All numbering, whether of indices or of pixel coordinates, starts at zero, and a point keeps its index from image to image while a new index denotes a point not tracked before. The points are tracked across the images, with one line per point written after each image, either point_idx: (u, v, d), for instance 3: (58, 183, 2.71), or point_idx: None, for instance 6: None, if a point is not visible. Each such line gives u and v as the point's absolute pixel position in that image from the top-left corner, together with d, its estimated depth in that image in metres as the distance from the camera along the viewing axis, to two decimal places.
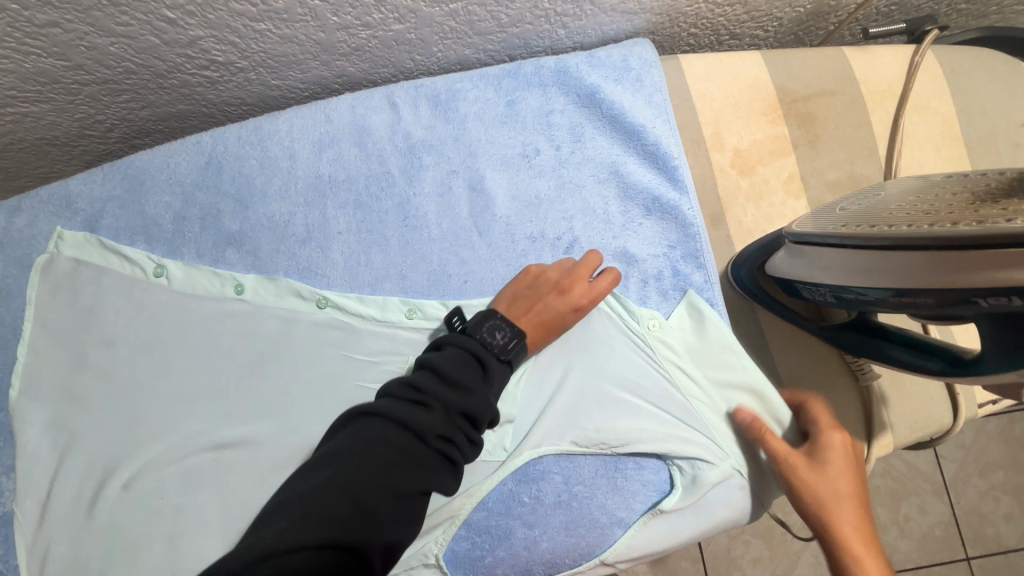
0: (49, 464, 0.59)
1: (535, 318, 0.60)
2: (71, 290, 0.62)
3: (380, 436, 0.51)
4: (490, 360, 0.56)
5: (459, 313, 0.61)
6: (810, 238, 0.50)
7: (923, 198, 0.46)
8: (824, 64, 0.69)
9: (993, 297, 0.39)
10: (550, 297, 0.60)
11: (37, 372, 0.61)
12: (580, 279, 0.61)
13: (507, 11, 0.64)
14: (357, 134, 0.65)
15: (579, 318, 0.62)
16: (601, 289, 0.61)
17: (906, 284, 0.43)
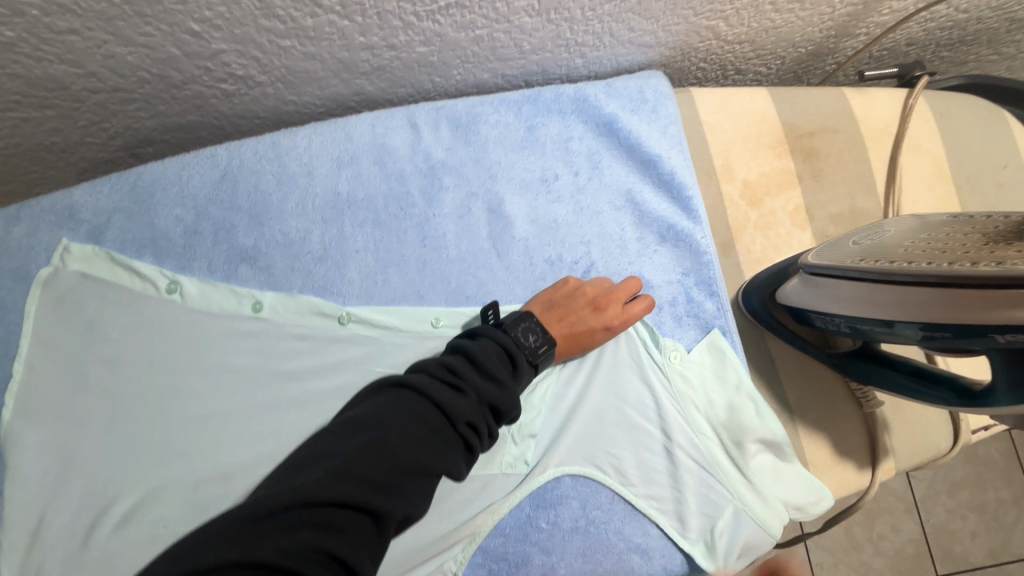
0: (41, 491, 0.55)
1: (567, 328, 0.61)
2: (73, 305, 0.59)
3: (415, 410, 0.51)
4: (521, 359, 0.58)
5: (495, 308, 0.61)
6: (828, 270, 0.52)
7: (934, 236, 0.49)
8: (825, 102, 0.73)
9: (1011, 333, 0.41)
10: (585, 311, 0.61)
11: (33, 390, 0.57)
12: (615, 292, 0.62)
13: (530, 39, 0.66)
14: (378, 152, 0.65)
15: (606, 337, 0.63)
16: (634, 314, 0.62)
17: (926, 320, 0.45)
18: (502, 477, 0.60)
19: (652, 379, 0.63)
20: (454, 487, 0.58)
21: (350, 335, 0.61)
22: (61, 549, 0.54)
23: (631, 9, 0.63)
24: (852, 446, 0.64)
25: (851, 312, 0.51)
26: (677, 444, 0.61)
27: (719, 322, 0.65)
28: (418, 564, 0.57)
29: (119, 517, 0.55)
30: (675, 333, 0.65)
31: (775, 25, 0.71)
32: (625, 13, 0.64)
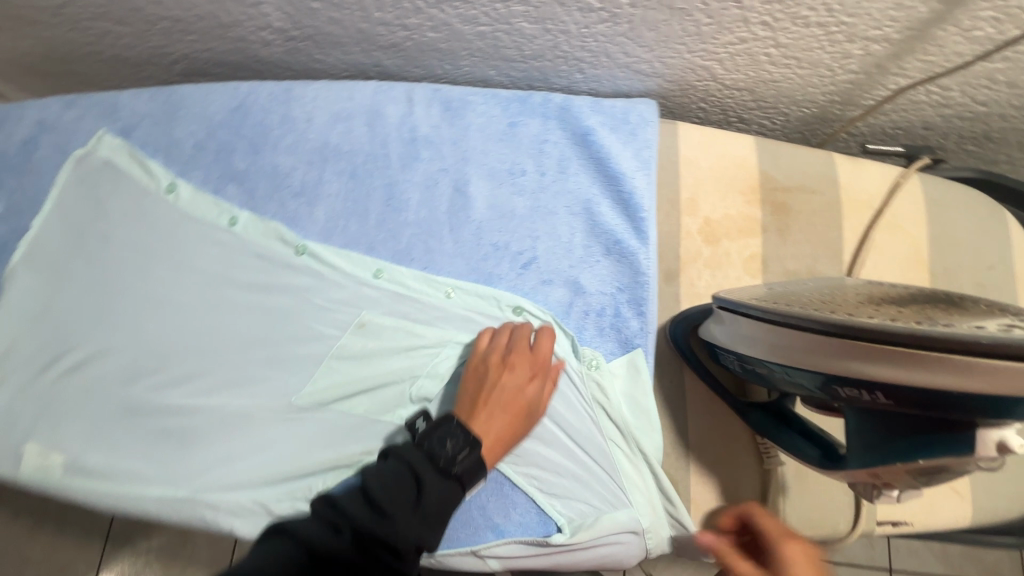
0: (19, 324, 0.66)
1: (496, 408, 0.60)
2: (91, 183, 0.70)
3: (284, 560, 0.48)
4: (429, 474, 0.55)
5: (425, 415, 0.63)
6: (728, 304, 0.54)
7: (831, 295, 0.49)
8: (811, 162, 0.73)
9: (849, 387, 0.41)
10: (504, 378, 0.61)
11: (39, 242, 0.68)
12: (522, 346, 0.63)
13: (529, 45, 0.72)
14: (371, 117, 0.73)
15: (539, 390, 0.62)
16: (545, 354, 0.63)
17: (797, 362, 0.45)
18: (390, 428, 0.64)
19: (556, 377, 0.65)
20: (348, 422, 0.64)
21: (301, 265, 0.68)
22: (19, 375, 0.64)
23: (624, 33, 0.67)
24: (743, 499, 0.63)
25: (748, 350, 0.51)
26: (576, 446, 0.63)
27: (639, 340, 0.66)
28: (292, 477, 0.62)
29: (68, 364, 0.64)
30: (594, 341, 0.67)
31: (773, 79, 0.73)
32: (618, 37, 0.68)
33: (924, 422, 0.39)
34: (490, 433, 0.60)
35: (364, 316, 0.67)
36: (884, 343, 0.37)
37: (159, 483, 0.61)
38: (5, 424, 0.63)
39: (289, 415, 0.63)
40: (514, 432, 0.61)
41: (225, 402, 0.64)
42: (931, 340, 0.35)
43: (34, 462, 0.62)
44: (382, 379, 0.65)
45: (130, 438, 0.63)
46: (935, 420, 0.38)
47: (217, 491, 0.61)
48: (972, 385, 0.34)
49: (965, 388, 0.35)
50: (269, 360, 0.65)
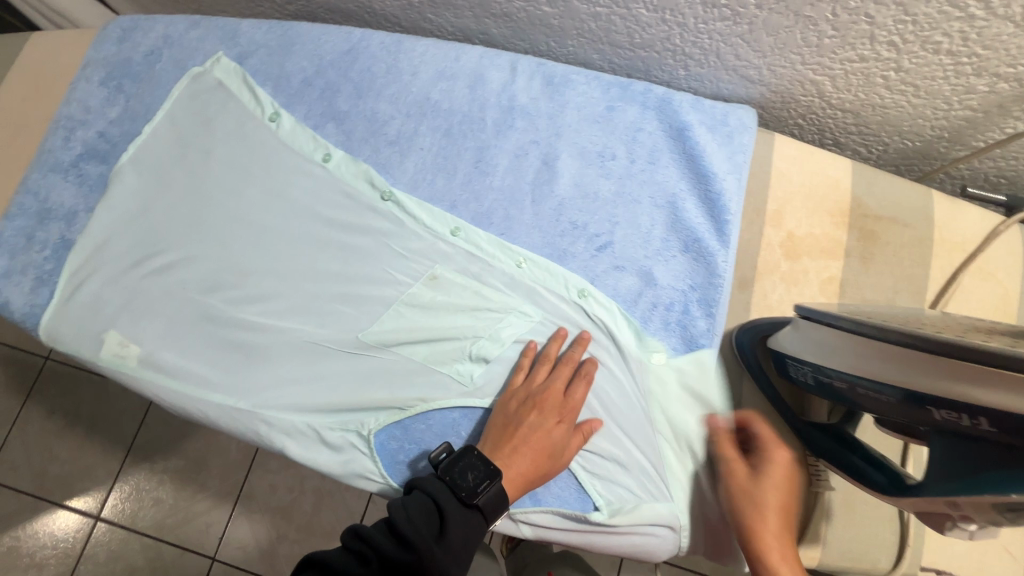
0: (116, 221, 0.69)
1: (523, 446, 0.60)
2: (202, 100, 0.73)
3: None
4: (450, 504, 0.57)
5: (448, 448, 0.61)
6: (811, 313, 0.53)
7: (923, 320, 0.49)
8: (908, 195, 0.71)
9: (946, 410, 0.41)
10: (532, 417, 0.61)
11: (146, 147, 0.72)
12: (552, 386, 0.63)
13: (641, 33, 0.72)
14: (474, 80, 0.74)
15: (566, 435, 0.62)
16: (577, 400, 0.63)
17: (890, 379, 0.44)
18: (446, 381, 0.65)
19: (613, 363, 0.66)
20: (408, 367, 0.65)
21: (385, 210, 0.70)
22: (109, 267, 0.67)
23: (742, 34, 0.67)
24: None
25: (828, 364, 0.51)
26: (626, 434, 0.64)
27: (703, 340, 0.66)
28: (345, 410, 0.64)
29: (155, 266, 0.67)
30: (658, 333, 0.67)
31: (883, 104, 0.71)
32: (734, 38, 0.68)
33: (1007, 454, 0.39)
34: (513, 469, 0.60)
35: (436, 270, 0.68)
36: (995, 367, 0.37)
37: (224, 392, 0.64)
38: (90, 311, 0.66)
39: (354, 351, 0.65)
40: (538, 472, 0.61)
41: (295, 327, 0.66)
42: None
43: (113, 350, 0.65)
44: (446, 333, 0.66)
45: (203, 345, 0.65)
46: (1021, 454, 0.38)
47: (276, 409, 0.63)
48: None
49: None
50: (341, 295, 0.67)
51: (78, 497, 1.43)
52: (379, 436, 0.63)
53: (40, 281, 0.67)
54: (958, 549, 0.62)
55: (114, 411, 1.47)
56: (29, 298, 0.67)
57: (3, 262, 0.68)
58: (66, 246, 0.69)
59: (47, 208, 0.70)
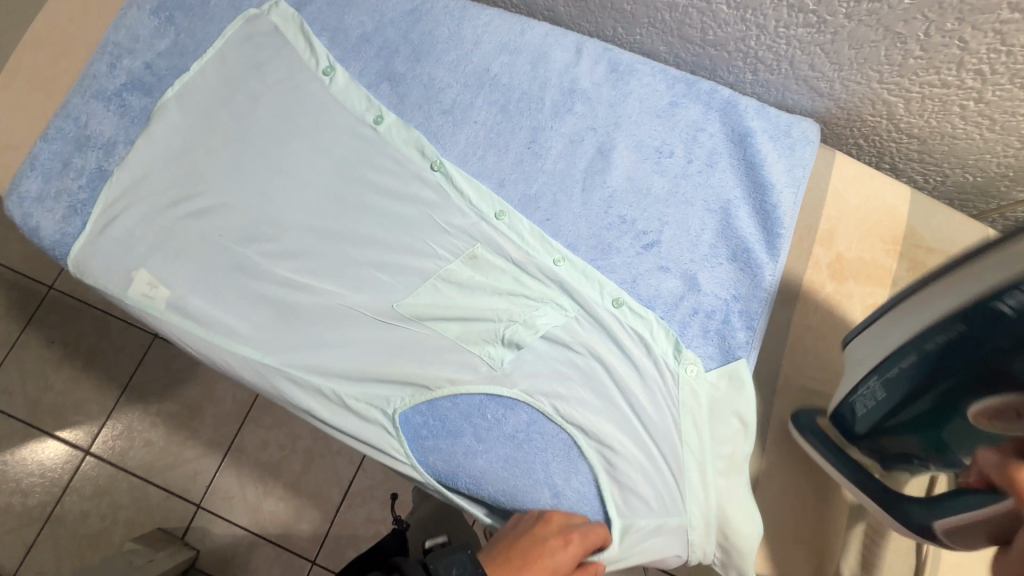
0: (155, 158, 0.67)
1: (520, 555, 0.56)
2: (255, 44, 0.71)
3: None
4: None
5: None
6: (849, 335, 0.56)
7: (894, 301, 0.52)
8: (965, 231, 0.70)
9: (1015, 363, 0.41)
10: (548, 538, 0.58)
11: (193, 86, 0.69)
12: (567, 514, 0.61)
13: (717, 30, 0.69)
14: (536, 58, 0.71)
15: (571, 556, 0.57)
16: (594, 537, 0.60)
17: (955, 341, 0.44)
18: (477, 361, 0.64)
19: (644, 368, 0.64)
20: (439, 345, 0.64)
21: (432, 180, 0.68)
22: (144, 204, 0.65)
23: (822, 44, 0.64)
24: (789, 539, 0.64)
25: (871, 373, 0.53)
26: (648, 444, 0.64)
27: (741, 352, 0.65)
28: (373, 382, 0.63)
29: (192, 209, 0.66)
30: (695, 340, 0.66)
31: (953, 134, 0.69)
32: (813, 46, 0.65)
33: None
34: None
35: (476, 249, 0.66)
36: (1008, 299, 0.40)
37: (251, 345, 0.63)
38: (123, 247, 0.64)
39: (387, 320, 0.64)
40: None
41: (329, 289, 0.64)
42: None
43: (141, 289, 0.64)
44: (481, 313, 0.65)
45: (233, 295, 0.64)
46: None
47: (303, 371, 0.62)
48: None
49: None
50: (378, 262, 0.65)
51: (69, 427, 1.43)
52: (403, 413, 0.63)
53: (74, 210, 0.66)
54: None
55: (114, 348, 1.46)
56: (62, 226, 0.65)
57: (37, 186, 0.67)
58: (102, 177, 0.67)
59: (86, 135, 0.68)
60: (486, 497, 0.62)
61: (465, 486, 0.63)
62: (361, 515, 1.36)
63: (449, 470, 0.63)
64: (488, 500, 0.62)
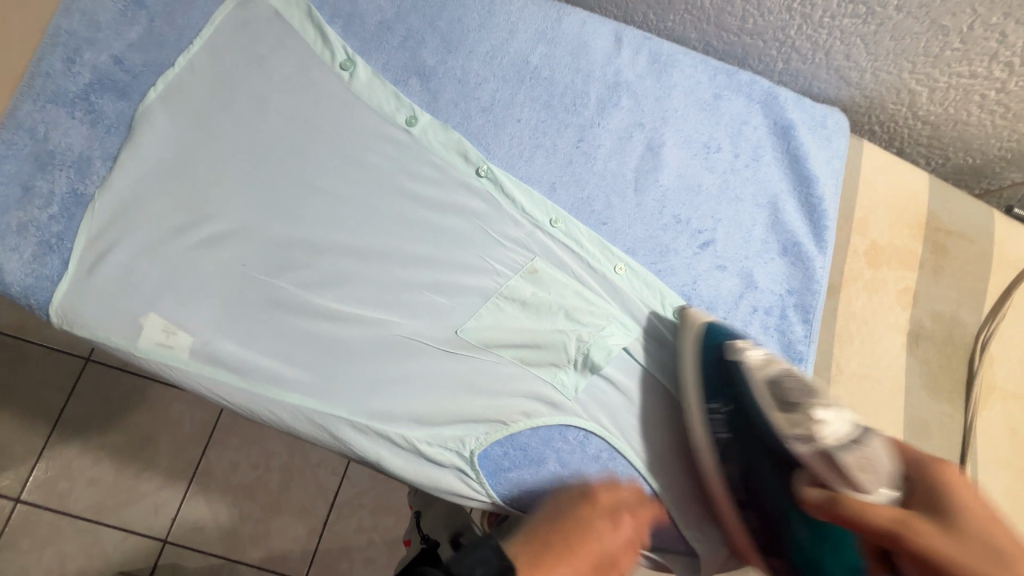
0: (148, 176, 0.56)
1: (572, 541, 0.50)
2: (255, 33, 0.60)
3: None
4: None
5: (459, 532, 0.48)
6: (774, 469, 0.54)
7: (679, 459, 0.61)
8: (975, 212, 0.75)
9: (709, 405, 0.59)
10: (584, 511, 0.52)
11: (184, 87, 0.58)
12: (614, 488, 0.56)
13: (757, 19, 0.68)
14: (576, 48, 0.66)
15: (618, 545, 0.52)
16: (643, 514, 0.56)
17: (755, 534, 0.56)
18: (548, 388, 0.60)
19: None
20: (509, 375, 0.59)
21: (480, 188, 0.62)
22: (142, 233, 0.54)
23: (864, 34, 0.65)
24: None
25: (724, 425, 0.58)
26: None
27: (800, 346, 0.66)
28: (442, 425, 0.57)
29: (204, 237, 0.55)
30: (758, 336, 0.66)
31: (966, 120, 0.73)
32: (853, 37, 0.66)
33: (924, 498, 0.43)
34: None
35: (537, 263, 0.62)
36: (713, 347, 0.59)
37: (301, 392, 0.55)
38: (121, 288, 0.53)
39: (452, 350, 0.58)
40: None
41: (383, 318, 0.57)
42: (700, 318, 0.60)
43: (156, 337, 0.53)
44: (548, 336, 0.60)
45: (271, 334, 0.55)
46: (883, 474, 0.45)
47: (365, 417, 0.55)
48: (825, 400, 0.52)
49: (822, 398, 0.52)
50: (431, 283, 0.59)
51: None
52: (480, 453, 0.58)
53: (47, 246, 0.53)
54: None
55: (34, 381, 1.19)
56: (34, 267, 0.53)
57: None
58: (80, 203, 0.54)
59: (48, 150, 0.55)
60: None
61: None
62: (351, 525, 1.20)
63: (534, 502, 0.59)
64: None
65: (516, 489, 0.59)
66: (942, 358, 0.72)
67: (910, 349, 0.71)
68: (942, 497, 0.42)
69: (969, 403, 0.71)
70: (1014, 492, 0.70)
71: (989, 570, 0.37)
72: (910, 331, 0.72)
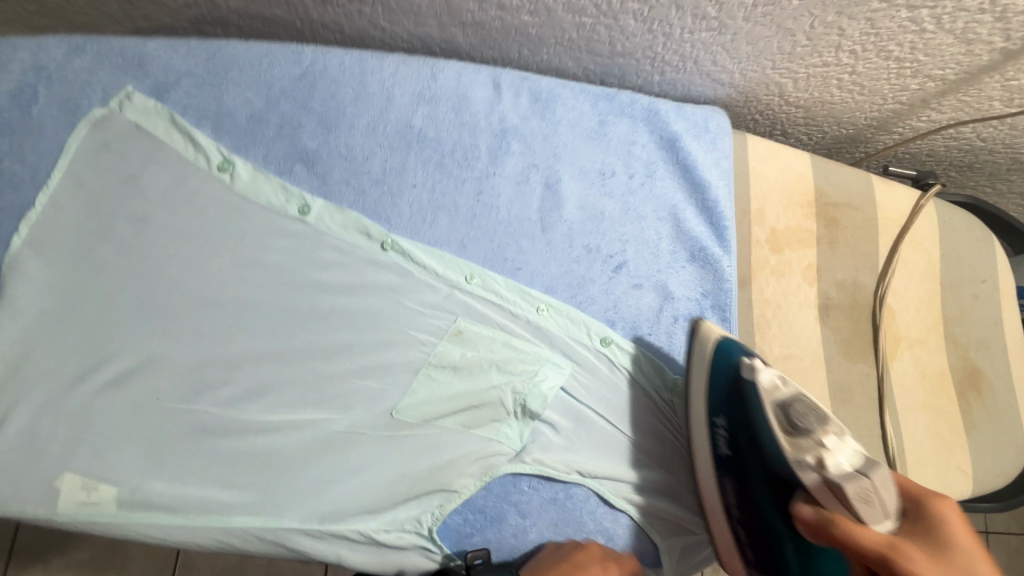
0: (33, 327, 0.54)
1: None
2: (118, 153, 0.58)
3: None
4: None
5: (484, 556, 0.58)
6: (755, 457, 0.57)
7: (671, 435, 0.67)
8: (856, 181, 0.81)
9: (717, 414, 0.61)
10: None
11: (52, 225, 0.56)
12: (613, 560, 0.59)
13: (624, 41, 0.70)
14: (457, 102, 0.67)
15: None
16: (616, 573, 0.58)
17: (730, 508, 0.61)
18: (493, 445, 0.61)
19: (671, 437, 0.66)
20: (454, 442, 0.59)
21: (388, 262, 0.62)
22: (40, 390, 0.53)
23: (723, 44, 0.68)
24: None
25: (727, 442, 0.60)
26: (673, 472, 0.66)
27: None
28: (399, 507, 0.57)
29: (107, 379, 0.54)
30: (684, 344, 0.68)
31: (831, 100, 0.78)
32: (714, 46, 0.69)
33: (918, 526, 0.47)
34: None
35: (460, 324, 0.62)
36: (724, 364, 0.61)
37: (241, 512, 0.54)
38: (27, 454, 0.52)
39: (391, 432, 0.58)
40: None
41: (315, 417, 0.57)
42: (715, 333, 0.64)
43: (77, 498, 0.52)
44: (484, 394, 0.61)
45: (198, 462, 0.54)
46: (881, 505, 0.48)
47: (317, 521, 0.55)
48: (826, 421, 0.53)
49: (826, 421, 0.53)
50: (357, 369, 0.59)
51: None
52: (441, 525, 0.59)
53: None
54: (930, 477, 0.75)
55: None
56: None
57: None
58: None
59: None
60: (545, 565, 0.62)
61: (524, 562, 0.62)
62: None
63: (502, 555, 0.61)
64: None
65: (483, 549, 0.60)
66: (853, 323, 0.78)
67: (822, 322, 0.77)
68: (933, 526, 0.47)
69: (881, 358, 0.76)
70: (933, 430, 0.76)
71: None
72: (820, 304, 0.77)
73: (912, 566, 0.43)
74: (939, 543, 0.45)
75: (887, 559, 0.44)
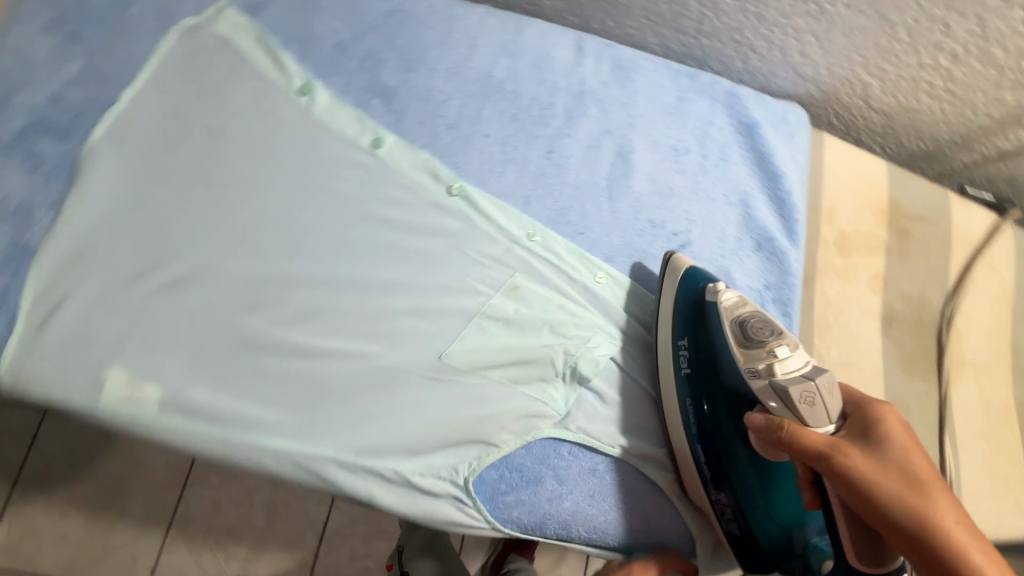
0: (99, 219, 0.53)
1: None
2: (205, 62, 0.58)
3: None
4: None
5: None
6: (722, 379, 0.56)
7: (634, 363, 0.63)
8: (932, 196, 0.78)
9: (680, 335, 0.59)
10: None
11: (132, 123, 0.56)
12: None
13: (713, 21, 0.69)
14: (539, 59, 0.67)
15: None
16: None
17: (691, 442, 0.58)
18: (538, 407, 0.58)
19: None
20: (499, 398, 0.57)
21: (453, 207, 0.60)
22: (98, 281, 0.52)
23: (816, 32, 0.67)
24: None
25: (687, 367, 0.58)
26: None
27: None
28: (437, 453, 0.55)
29: (165, 280, 0.53)
30: None
31: (917, 108, 0.75)
32: (805, 34, 0.68)
33: (856, 426, 0.48)
34: None
35: (518, 279, 0.60)
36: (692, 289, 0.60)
37: (278, 434, 0.52)
38: (76, 344, 0.50)
39: (436, 378, 0.56)
40: None
41: (363, 350, 0.55)
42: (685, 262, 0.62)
43: (120, 394, 0.50)
44: (535, 353, 0.59)
45: (243, 377, 0.53)
46: (824, 409, 0.49)
47: (353, 454, 0.53)
48: (780, 335, 0.54)
49: (779, 334, 0.54)
50: (410, 308, 0.57)
51: None
52: (476, 479, 0.56)
53: None
54: (986, 513, 0.70)
55: None
56: None
57: None
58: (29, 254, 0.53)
59: None
60: (575, 539, 0.58)
61: (555, 532, 0.58)
62: (341, 557, 1.05)
63: (533, 521, 0.57)
64: (577, 540, 0.59)
65: (515, 512, 0.57)
66: (915, 339, 0.74)
67: (884, 333, 0.73)
68: (874, 425, 0.47)
69: (942, 380, 0.73)
70: (992, 463, 0.72)
71: (896, 486, 0.42)
72: (883, 315, 0.74)
73: (851, 462, 0.44)
74: (876, 441, 0.46)
75: (826, 458, 0.45)
